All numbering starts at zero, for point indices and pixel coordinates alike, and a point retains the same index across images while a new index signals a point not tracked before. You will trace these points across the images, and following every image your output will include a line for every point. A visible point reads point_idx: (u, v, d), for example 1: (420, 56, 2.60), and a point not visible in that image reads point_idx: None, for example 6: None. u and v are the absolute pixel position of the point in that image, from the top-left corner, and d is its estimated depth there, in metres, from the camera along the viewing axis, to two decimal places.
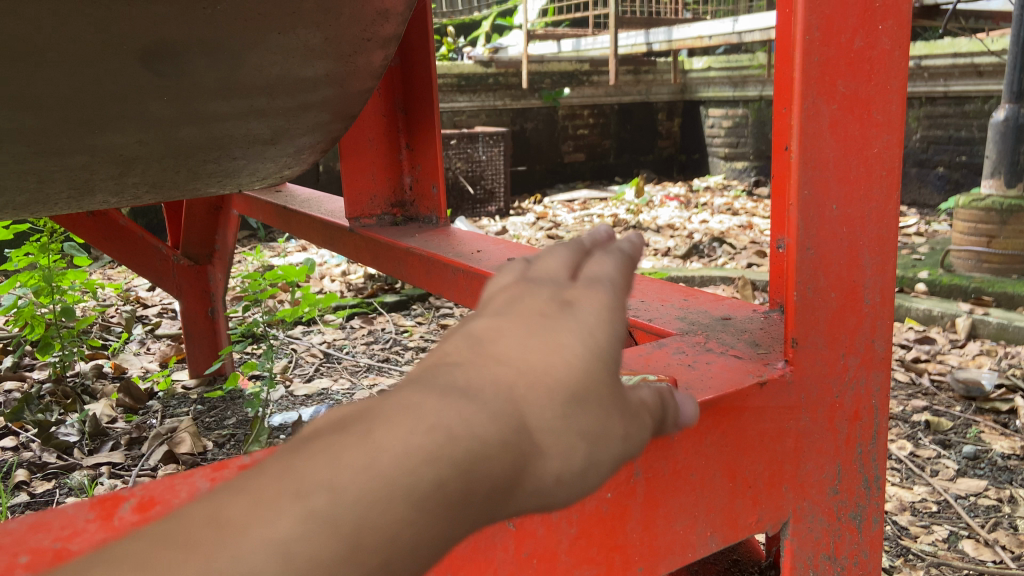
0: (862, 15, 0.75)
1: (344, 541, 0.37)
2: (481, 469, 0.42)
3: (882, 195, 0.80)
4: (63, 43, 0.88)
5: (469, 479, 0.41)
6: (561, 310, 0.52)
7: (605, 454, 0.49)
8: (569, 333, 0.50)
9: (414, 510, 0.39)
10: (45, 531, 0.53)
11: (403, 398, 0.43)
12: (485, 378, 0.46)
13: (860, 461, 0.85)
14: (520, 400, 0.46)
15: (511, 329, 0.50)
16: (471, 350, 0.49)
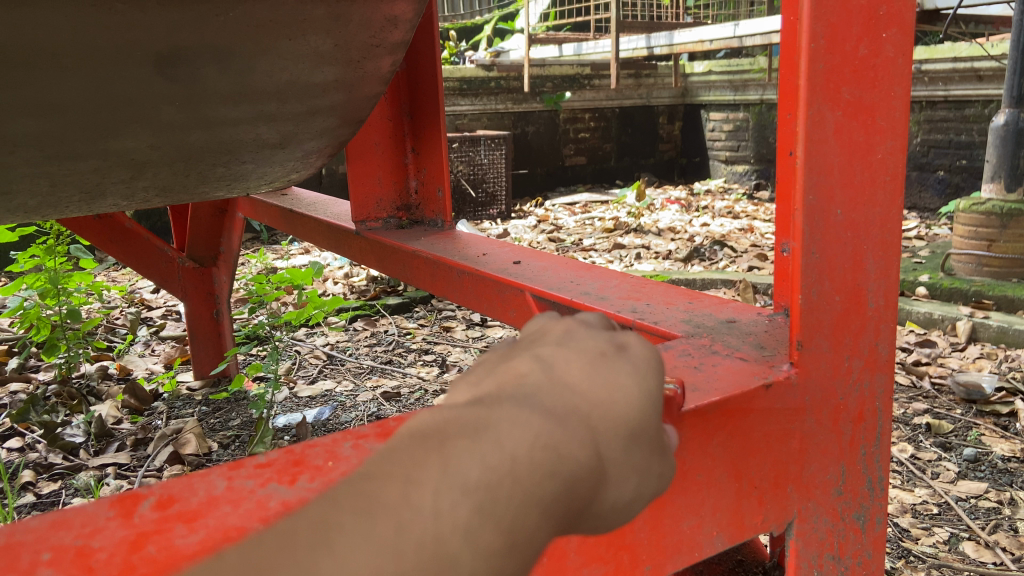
0: (866, 24, 0.77)
1: (481, 545, 0.39)
2: (572, 491, 0.44)
3: (886, 201, 0.81)
4: (78, 49, 0.89)
5: (566, 498, 0.43)
6: (621, 347, 0.53)
7: (653, 490, 0.51)
8: (632, 368, 0.51)
9: (527, 526, 0.41)
10: (67, 530, 0.54)
11: (497, 417, 0.43)
12: (570, 404, 0.47)
13: (864, 462, 0.86)
14: (599, 428, 0.47)
15: (579, 357, 0.51)
16: (546, 371, 0.49)
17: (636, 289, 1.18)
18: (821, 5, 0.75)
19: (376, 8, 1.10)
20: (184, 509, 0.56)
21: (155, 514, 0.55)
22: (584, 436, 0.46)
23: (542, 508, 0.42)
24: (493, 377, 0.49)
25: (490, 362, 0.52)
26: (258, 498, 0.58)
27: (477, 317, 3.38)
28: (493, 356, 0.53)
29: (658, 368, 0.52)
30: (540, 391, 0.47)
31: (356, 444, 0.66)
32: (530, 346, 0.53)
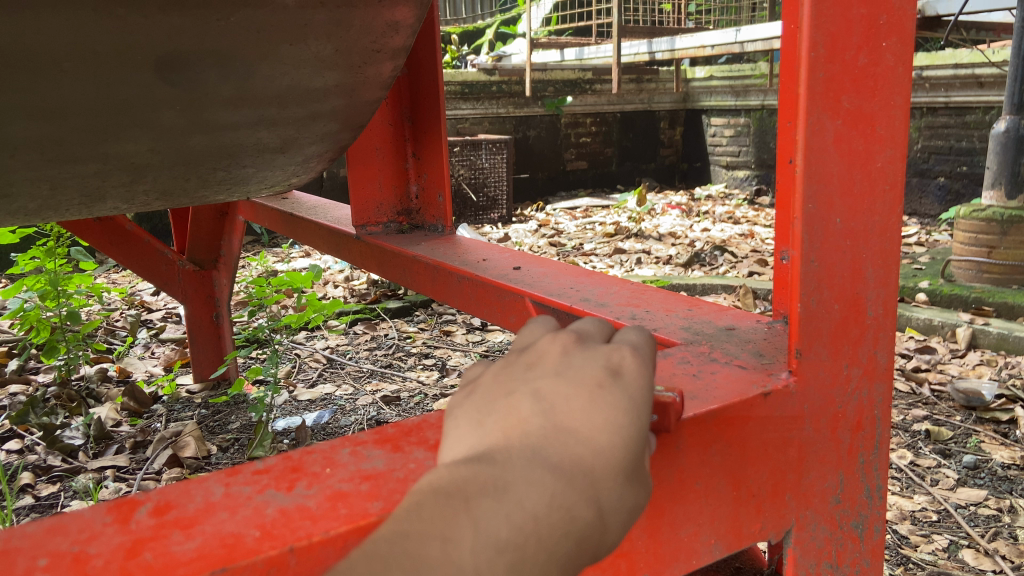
0: (866, 33, 0.77)
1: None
2: (582, 545, 0.45)
3: (885, 209, 0.81)
4: (79, 53, 0.90)
5: (575, 553, 0.45)
6: (616, 371, 0.52)
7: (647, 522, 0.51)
8: (627, 397, 0.50)
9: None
10: (63, 535, 0.54)
11: (513, 475, 0.44)
12: (575, 452, 0.47)
13: (862, 471, 0.86)
14: (604, 476, 0.47)
15: (576, 392, 0.50)
16: (547, 414, 0.49)
17: (636, 295, 1.18)
18: (822, 13, 0.75)
19: (377, 13, 1.10)
20: (180, 515, 0.56)
21: (151, 520, 0.56)
22: (590, 485, 0.46)
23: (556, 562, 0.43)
24: (495, 421, 0.49)
25: (489, 395, 0.52)
26: (253, 505, 0.58)
27: (477, 321, 3.39)
28: (489, 386, 0.53)
29: (649, 394, 0.52)
30: (542, 438, 0.47)
31: (354, 450, 0.66)
32: (525, 377, 0.53)
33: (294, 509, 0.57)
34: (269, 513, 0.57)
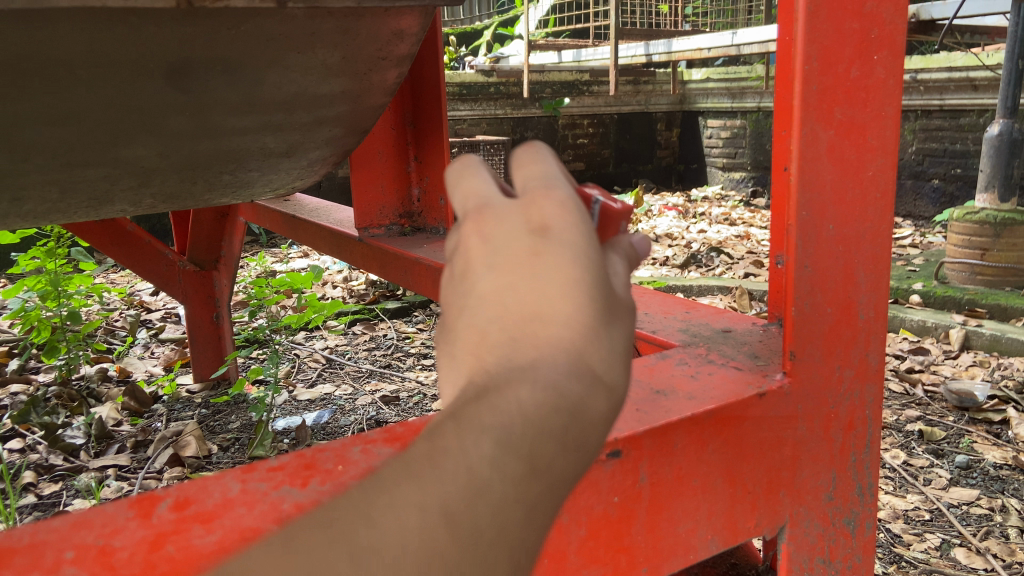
0: (859, 46, 0.79)
1: (518, 487, 0.35)
2: (586, 414, 0.39)
3: (876, 216, 0.84)
4: (93, 62, 0.92)
5: (583, 427, 0.38)
6: (541, 225, 0.43)
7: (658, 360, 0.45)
8: (571, 250, 0.41)
9: (551, 461, 0.37)
10: (88, 529, 0.56)
11: (482, 390, 0.37)
12: (544, 334, 0.39)
13: (854, 469, 0.89)
14: (587, 340, 0.40)
15: (513, 278, 0.41)
16: (503, 311, 0.41)
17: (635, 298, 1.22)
18: (816, 28, 0.77)
19: (383, 22, 1.12)
20: (200, 510, 0.59)
21: (172, 514, 0.58)
22: (576, 357, 0.39)
23: (558, 440, 0.37)
24: (460, 345, 0.41)
25: (445, 321, 0.43)
26: (271, 500, 0.60)
27: None
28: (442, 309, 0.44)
29: (589, 230, 0.43)
30: (507, 342, 0.40)
31: (364, 449, 0.68)
32: (459, 278, 0.44)
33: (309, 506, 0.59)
34: (286, 509, 0.59)
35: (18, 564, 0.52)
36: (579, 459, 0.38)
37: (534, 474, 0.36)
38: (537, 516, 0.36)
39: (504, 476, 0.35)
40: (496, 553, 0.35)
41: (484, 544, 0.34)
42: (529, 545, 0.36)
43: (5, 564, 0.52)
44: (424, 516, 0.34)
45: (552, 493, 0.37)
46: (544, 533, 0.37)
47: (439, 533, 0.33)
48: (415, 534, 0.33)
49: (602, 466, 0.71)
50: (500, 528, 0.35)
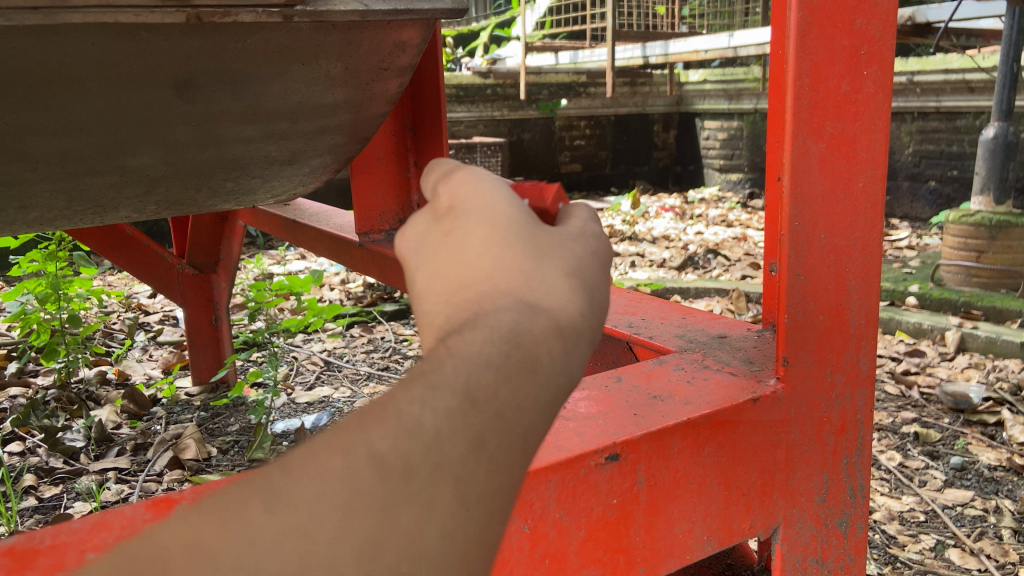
0: (848, 62, 0.82)
1: (454, 419, 0.36)
2: (527, 341, 0.40)
3: (866, 226, 0.87)
4: (102, 74, 0.94)
5: (526, 352, 0.40)
6: (450, 206, 0.48)
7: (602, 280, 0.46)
8: (476, 214, 0.46)
9: (491, 386, 0.37)
10: (107, 531, 0.62)
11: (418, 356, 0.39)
12: (473, 290, 0.43)
13: (846, 471, 0.92)
14: (511, 275, 0.43)
15: (441, 260, 0.46)
16: (441, 289, 0.45)
17: (632, 303, 1.24)
18: (807, 45, 0.79)
19: (385, 34, 1.14)
20: None
21: None
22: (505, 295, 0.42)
23: (497, 369, 0.38)
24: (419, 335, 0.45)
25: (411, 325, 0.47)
26: None
27: None
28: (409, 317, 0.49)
29: (496, 192, 0.48)
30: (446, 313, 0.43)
31: None
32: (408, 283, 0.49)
33: None
34: None
35: (41, 565, 0.58)
36: (533, 395, 0.39)
37: (475, 409, 0.36)
38: (486, 454, 0.36)
39: (439, 414, 0.35)
40: (437, 489, 0.34)
41: (419, 481, 0.34)
42: (480, 482, 0.36)
43: (31, 563, 0.58)
44: (347, 459, 0.34)
45: (501, 429, 0.37)
46: (501, 473, 0.36)
47: (362, 475, 0.34)
48: (336, 477, 0.34)
49: (601, 470, 0.73)
50: (439, 464, 0.35)
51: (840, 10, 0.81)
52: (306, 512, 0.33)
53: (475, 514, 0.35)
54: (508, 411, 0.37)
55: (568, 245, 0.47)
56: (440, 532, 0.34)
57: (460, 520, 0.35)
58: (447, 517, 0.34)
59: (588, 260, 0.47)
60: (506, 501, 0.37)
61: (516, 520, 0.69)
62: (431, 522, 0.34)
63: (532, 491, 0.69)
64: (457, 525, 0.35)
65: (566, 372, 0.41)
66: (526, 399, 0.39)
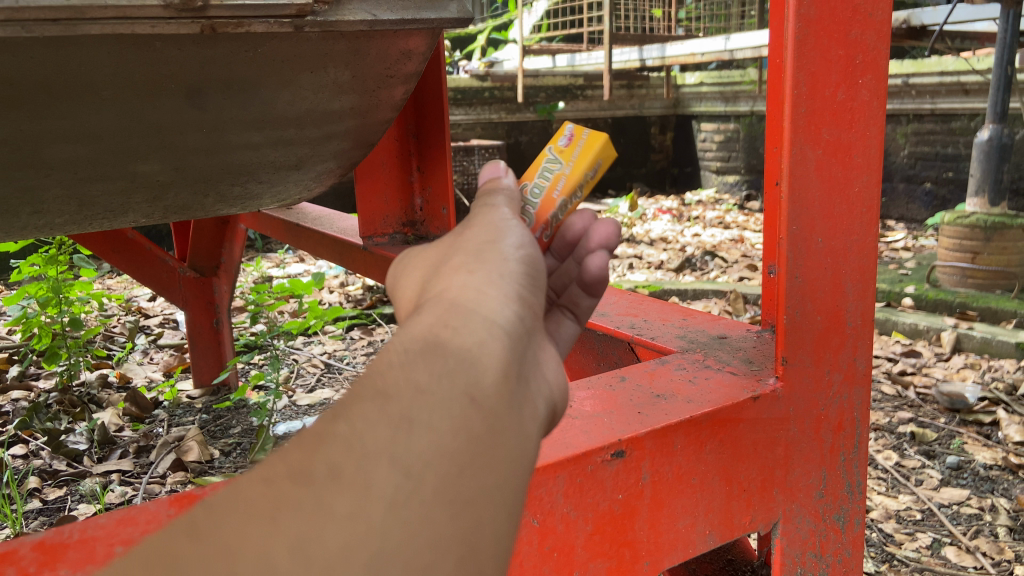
0: (844, 71, 0.85)
1: (363, 411, 0.39)
2: (431, 328, 0.45)
3: (861, 229, 0.89)
4: (117, 82, 0.97)
5: (430, 336, 0.44)
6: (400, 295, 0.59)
7: (499, 265, 0.53)
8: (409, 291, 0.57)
9: (391, 376, 0.41)
10: (134, 526, 0.64)
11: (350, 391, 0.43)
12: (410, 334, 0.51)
13: (843, 468, 0.94)
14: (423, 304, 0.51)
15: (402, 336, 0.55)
16: None
17: (633, 304, 1.27)
18: (804, 55, 0.82)
19: (391, 42, 1.17)
20: None
21: None
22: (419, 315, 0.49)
23: (400, 360, 0.42)
24: None
25: None
26: None
27: None
28: None
29: (420, 265, 0.58)
30: None
31: None
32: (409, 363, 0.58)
33: None
34: None
35: (72, 559, 0.60)
36: (453, 363, 0.42)
37: (388, 398, 0.40)
38: (418, 427, 0.39)
39: (358, 418, 0.39)
40: (373, 472, 0.37)
41: (348, 472, 0.37)
42: (418, 449, 0.38)
43: (60, 557, 0.60)
44: (270, 484, 0.37)
45: (425, 402, 0.40)
46: (438, 430, 0.39)
47: (288, 489, 0.36)
48: (262, 500, 0.36)
49: (606, 466, 0.76)
50: (366, 452, 0.37)
51: (836, 20, 0.83)
52: (241, 534, 0.35)
53: (424, 481, 0.38)
54: (428, 384, 0.41)
55: (459, 248, 0.56)
56: (386, 506, 0.36)
57: (409, 486, 0.37)
58: (389, 492, 0.37)
59: (484, 248, 0.55)
60: (455, 458, 0.39)
61: (525, 515, 0.71)
62: (373, 500, 0.36)
63: (541, 486, 0.72)
64: (405, 494, 0.37)
65: (484, 328, 0.46)
66: (447, 367, 0.42)
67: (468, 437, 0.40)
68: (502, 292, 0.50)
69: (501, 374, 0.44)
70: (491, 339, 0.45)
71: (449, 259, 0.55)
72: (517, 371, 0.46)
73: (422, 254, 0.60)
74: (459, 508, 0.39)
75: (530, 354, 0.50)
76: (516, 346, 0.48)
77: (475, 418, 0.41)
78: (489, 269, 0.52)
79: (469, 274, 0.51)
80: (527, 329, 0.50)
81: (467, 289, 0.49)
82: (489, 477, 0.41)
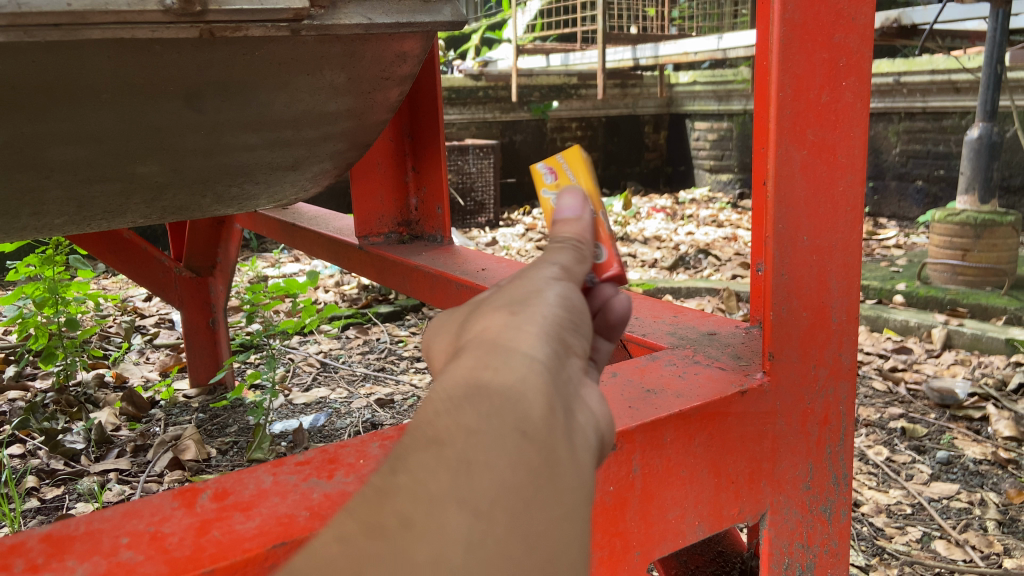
0: (827, 74, 0.87)
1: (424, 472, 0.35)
2: (480, 374, 0.40)
3: (846, 228, 0.92)
4: (117, 86, 0.99)
5: (480, 383, 0.39)
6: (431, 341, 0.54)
7: (542, 304, 0.49)
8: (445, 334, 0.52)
9: (444, 430, 0.37)
10: (138, 518, 0.66)
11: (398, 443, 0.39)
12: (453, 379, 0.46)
13: (829, 460, 0.97)
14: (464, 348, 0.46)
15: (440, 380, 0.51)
16: None
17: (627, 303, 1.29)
18: (789, 58, 0.84)
19: (387, 44, 1.19)
20: (238, 500, 0.69)
21: (214, 504, 0.68)
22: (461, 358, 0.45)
23: (451, 412, 0.38)
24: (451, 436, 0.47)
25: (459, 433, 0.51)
26: (300, 489, 0.69)
27: None
28: None
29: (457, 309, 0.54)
30: None
31: (382, 444, 0.78)
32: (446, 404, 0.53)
33: (335, 493, 0.69)
34: (315, 497, 0.69)
35: (80, 549, 0.61)
36: (500, 402, 0.38)
37: (444, 444, 0.36)
38: (477, 467, 0.35)
39: (416, 468, 0.35)
40: (444, 517, 0.34)
41: (420, 518, 0.33)
42: (484, 492, 0.35)
43: (68, 548, 0.62)
44: (346, 541, 0.34)
45: (480, 441, 0.36)
46: (499, 467, 0.36)
47: (364, 545, 0.33)
48: (339, 559, 0.33)
49: None
50: (431, 498, 0.34)
51: (819, 24, 0.85)
52: None
53: (495, 520, 0.34)
54: (479, 424, 0.37)
55: (500, 296, 0.51)
56: (464, 548, 0.33)
57: (481, 527, 0.34)
58: (465, 530, 0.34)
59: (528, 284, 0.52)
60: (518, 494, 0.36)
61: None
62: (451, 543, 0.33)
63: None
64: (480, 534, 0.34)
65: (533, 364, 0.42)
66: (496, 406, 0.38)
67: (527, 471, 0.37)
68: (546, 325, 0.46)
69: (549, 410, 0.40)
70: (534, 373, 0.41)
71: (486, 306, 0.50)
72: (571, 405, 0.43)
73: (456, 309, 0.55)
74: (533, 541, 0.35)
75: (575, 388, 0.45)
76: (560, 382, 0.43)
77: (531, 452, 0.37)
78: (531, 310, 0.48)
79: (509, 317, 0.46)
80: (574, 361, 0.46)
81: (509, 326, 0.46)
82: (552, 511, 0.37)
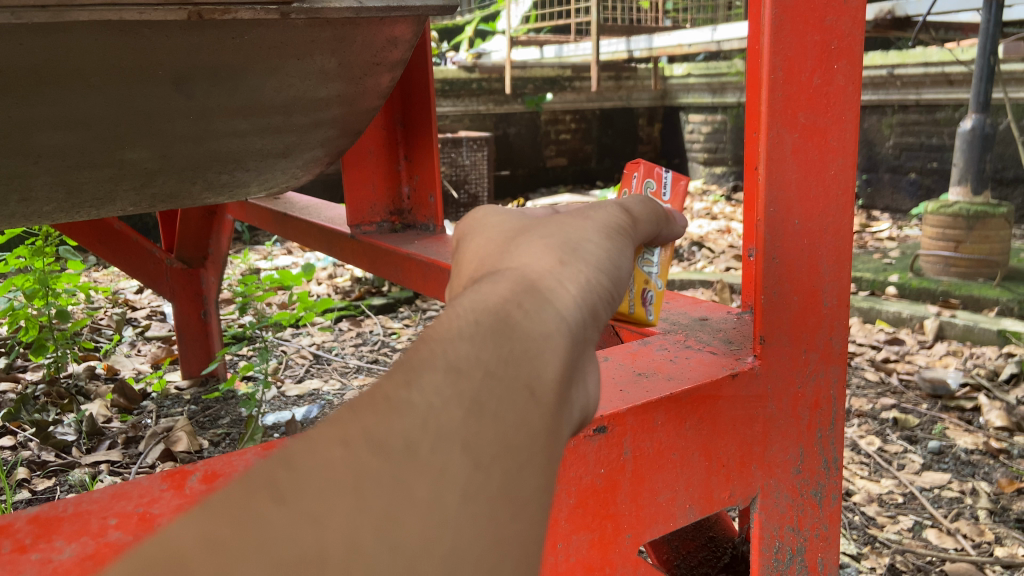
0: (820, 57, 0.87)
1: (435, 395, 0.36)
2: (516, 316, 0.43)
3: (838, 212, 0.91)
4: (105, 69, 0.98)
5: (512, 327, 0.42)
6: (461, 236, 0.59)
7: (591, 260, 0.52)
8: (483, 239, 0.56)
9: (465, 360, 0.38)
10: (127, 499, 0.65)
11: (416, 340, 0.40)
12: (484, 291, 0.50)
13: (820, 444, 0.97)
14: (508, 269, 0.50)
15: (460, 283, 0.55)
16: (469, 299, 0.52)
17: None
18: (781, 41, 0.84)
19: (378, 30, 1.19)
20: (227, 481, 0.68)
21: (203, 486, 0.67)
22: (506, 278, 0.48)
23: (483, 344, 0.40)
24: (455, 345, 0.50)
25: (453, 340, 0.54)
26: None
27: None
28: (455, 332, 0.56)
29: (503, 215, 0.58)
30: None
31: None
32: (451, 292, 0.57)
33: None
34: None
35: (68, 530, 0.61)
36: (519, 351, 0.41)
37: (461, 374, 0.38)
38: (488, 414, 0.37)
39: (431, 386, 0.36)
40: (446, 458, 0.35)
41: (423, 451, 0.34)
42: (485, 443, 0.37)
43: (56, 529, 0.61)
44: (346, 447, 0.33)
45: (492, 388, 0.38)
46: (504, 423, 0.38)
47: (367, 459, 0.33)
48: (342, 466, 0.33)
49: (590, 441, 0.77)
50: (438, 433, 0.35)
51: (811, 7, 0.85)
52: (324, 503, 0.31)
53: (491, 474, 0.36)
54: (496, 369, 0.39)
55: (551, 232, 0.53)
56: (460, 496, 0.35)
57: (478, 479, 0.36)
58: (463, 481, 0.35)
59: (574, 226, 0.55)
60: (518, 453, 0.38)
61: None
62: (448, 487, 0.34)
63: None
64: (476, 486, 0.35)
65: (554, 322, 0.45)
66: (513, 354, 0.41)
67: (527, 434, 0.39)
68: (581, 286, 0.49)
69: (561, 377, 0.43)
70: (557, 335, 0.44)
71: (533, 233, 0.53)
72: (573, 374, 0.46)
73: (498, 221, 0.57)
74: (518, 508, 0.37)
75: (583, 361, 0.48)
76: (577, 349, 0.46)
77: (536, 415, 0.40)
78: (577, 265, 0.50)
79: (556, 264, 0.49)
80: (595, 333, 0.49)
81: (548, 274, 0.48)
82: (541, 478, 0.39)
